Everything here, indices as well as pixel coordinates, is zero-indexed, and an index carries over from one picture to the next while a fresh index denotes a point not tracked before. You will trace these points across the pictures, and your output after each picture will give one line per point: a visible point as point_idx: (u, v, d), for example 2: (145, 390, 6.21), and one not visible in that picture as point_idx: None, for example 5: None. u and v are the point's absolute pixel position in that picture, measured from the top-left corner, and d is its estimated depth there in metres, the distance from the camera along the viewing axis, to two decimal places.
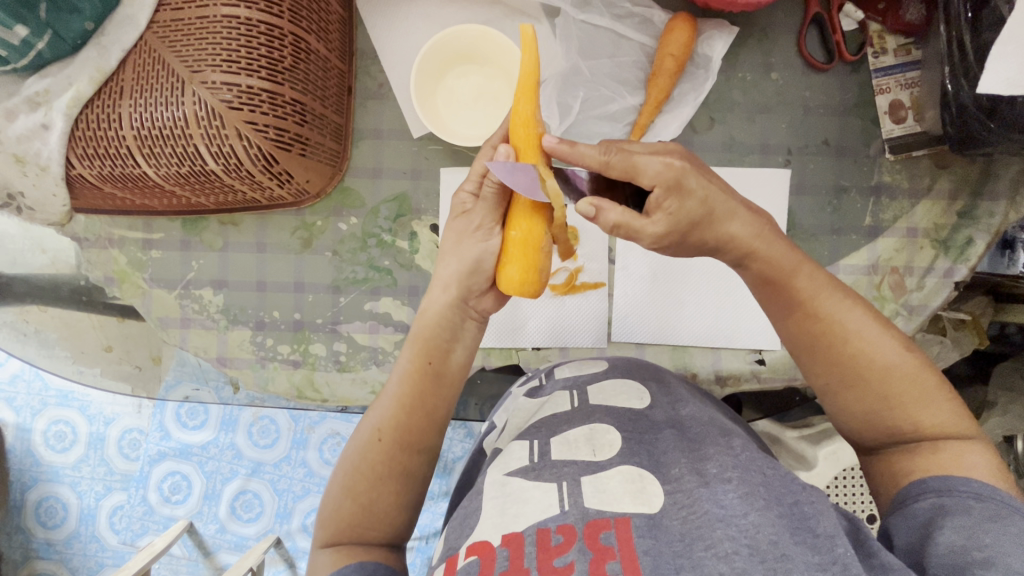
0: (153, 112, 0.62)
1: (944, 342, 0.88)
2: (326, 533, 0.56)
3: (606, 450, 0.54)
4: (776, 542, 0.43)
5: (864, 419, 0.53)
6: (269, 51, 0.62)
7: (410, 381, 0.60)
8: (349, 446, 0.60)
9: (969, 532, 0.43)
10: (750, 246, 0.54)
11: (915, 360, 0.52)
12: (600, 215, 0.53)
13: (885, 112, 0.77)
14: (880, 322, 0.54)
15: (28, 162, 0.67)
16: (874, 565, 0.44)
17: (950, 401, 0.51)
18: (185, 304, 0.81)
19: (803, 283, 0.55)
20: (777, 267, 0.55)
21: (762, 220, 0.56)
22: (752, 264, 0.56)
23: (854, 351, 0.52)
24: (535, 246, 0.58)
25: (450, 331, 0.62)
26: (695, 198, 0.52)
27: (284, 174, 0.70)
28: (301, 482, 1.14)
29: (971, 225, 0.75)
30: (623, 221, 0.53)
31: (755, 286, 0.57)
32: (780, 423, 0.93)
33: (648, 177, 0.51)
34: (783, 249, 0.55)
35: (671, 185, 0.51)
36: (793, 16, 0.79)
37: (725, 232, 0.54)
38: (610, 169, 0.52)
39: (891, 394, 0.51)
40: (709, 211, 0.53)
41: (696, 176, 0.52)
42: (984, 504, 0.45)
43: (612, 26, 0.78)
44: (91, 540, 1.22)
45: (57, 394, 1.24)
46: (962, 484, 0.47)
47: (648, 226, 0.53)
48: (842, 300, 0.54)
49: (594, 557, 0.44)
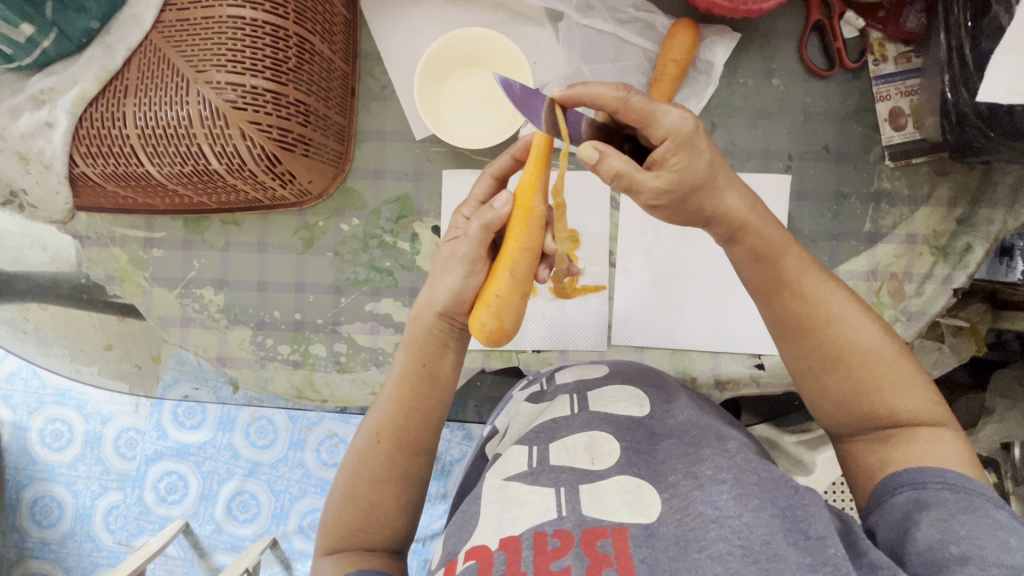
0: (157, 111, 0.62)
1: (942, 350, 0.91)
2: (328, 540, 0.56)
3: (605, 460, 0.54)
4: (769, 542, 0.43)
5: (838, 405, 0.53)
6: (274, 51, 0.62)
7: (406, 384, 0.60)
8: (349, 451, 0.60)
9: (946, 525, 0.44)
10: (746, 220, 0.52)
11: (894, 345, 0.52)
12: (603, 161, 0.47)
13: (885, 118, 0.78)
14: (862, 307, 0.54)
15: (32, 160, 0.67)
16: (862, 564, 0.44)
17: (926, 389, 0.52)
18: (185, 302, 0.81)
19: (791, 263, 0.53)
20: (768, 243, 0.52)
21: (755, 196, 0.54)
22: (742, 239, 0.53)
23: (835, 335, 0.52)
24: (485, 303, 0.57)
25: (442, 340, 0.60)
26: (703, 159, 0.48)
27: (287, 174, 0.70)
28: (297, 483, 1.13)
29: (970, 232, 0.75)
30: (626, 170, 0.47)
31: (742, 265, 0.54)
32: (778, 427, 0.94)
33: (663, 127, 0.48)
34: (772, 227, 0.53)
35: (682, 140, 0.47)
36: (794, 22, 0.80)
37: (722, 203, 0.51)
38: (628, 108, 0.48)
39: (871, 378, 0.51)
40: (713, 177, 0.49)
41: (707, 138, 0.49)
42: (957, 494, 0.45)
43: (615, 31, 0.79)
44: (86, 540, 1.22)
45: (54, 393, 1.24)
46: (936, 476, 0.47)
47: (650, 180, 0.48)
48: (827, 282, 0.53)
49: (592, 563, 0.45)
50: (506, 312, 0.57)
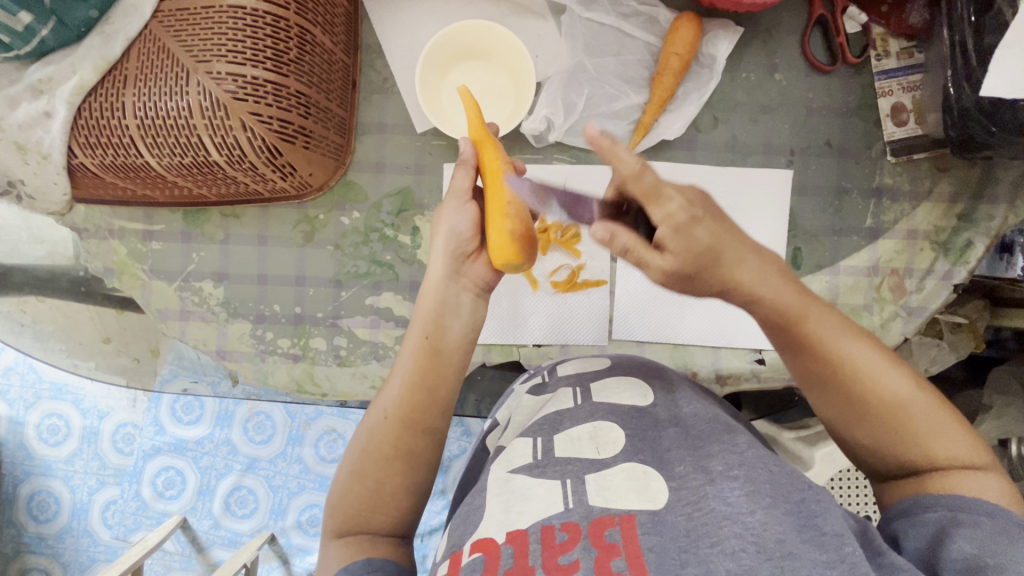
0: (156, 101, 0.62)
1: (942, 345, 0.89)
2: (335, 522, 0.56)
3: (611, 447, 0.55)
4: (783, 541, 0.43)
5: (872, 452, 0.53)
6: (275, 42, 0.62)
7: (414, 360, 0.61)
8: (358, 431, 0.60)
9: (980, 544, 0.44)
10: (756, 292, 0.54)
11: (926, 397, 0.52)
12: (613, 239, 0.52)
13: (887, 114, 0.78)
14: (890, 357, 0.53)
15: (30, 149, 0.66)
16: (883, 564, 0.45)
17: (967, 433, 0.51)
18: (184, 295, 0.81)
19: (814, 326, 0.54)
20: (782, 312, 0.54)
21: (772, 263, 0.55)
22: (755, 306, 0.55)
23: (863, 389, 0.52)
24: (496, 216, 0.60)
25: (443, 306, 0.62)
26: (700, 243, 0.52)
27: (287, 166, 0.69)
28: (296, 478, 1.13)
29: (971, 228, 0.75)
30: (634, 247, 0.52)
31: (766, 329, 0.56)
32: (778, 423, 0.94)
33: (661, 211, 0.51)
34: (789, 293, 0.54)
35: (680, 225, 0.51)
36: (797, 17, 0.80)
37: (732, 275, 0.53)
38: (638, 182, 0.50)
39: (903, 429, 0.51)
40: (717, 256, 0.52)
41: (706, 224, 0.52)
42: (994, 520, 0.46)
43: (617, 24, 0.78)
44: (84, 535, 1.21)
45: (51, 387, 1.23)
46: (974, 501, 0.48)
47: (655, 260, 0.53)
48: (851, 338, 0.54)
49: (600, 555, 0.44)
50: (517, 205, 0.60)
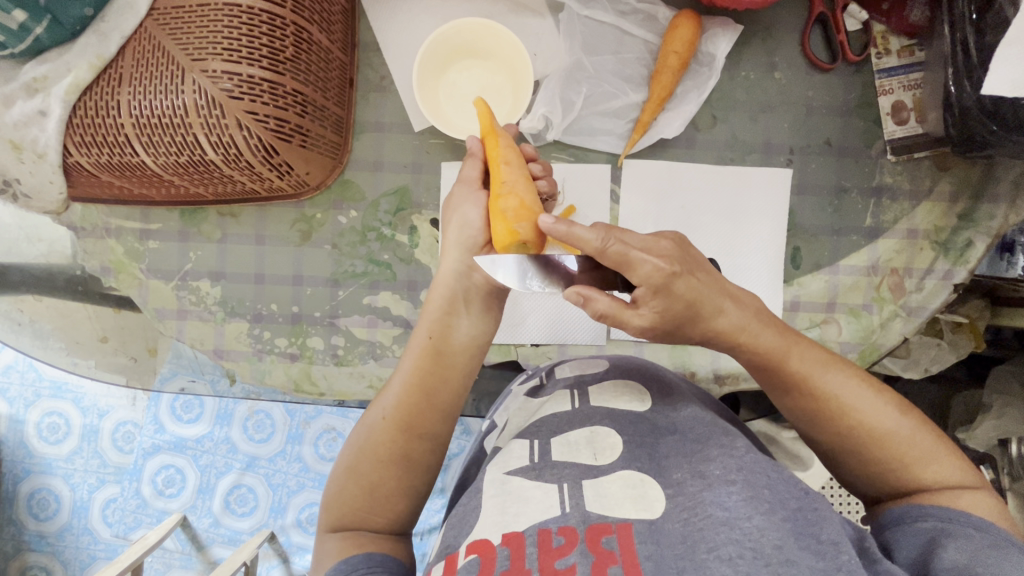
0: (152, 100, 0.62)
1: (942, 345, 0.89)
2: (331, 517, 0.56)
3: (607, 454, 0.54)
4: (781, 547, 0.43)
5: (865, 480, 0.54)
6: (270, 40, 0.61)
7: (417, 361, 0.61)
8: (359, 428, 0.60)
9: (972, 553, 0.44)
10: (739, 337, 0.54)
11: (913, 422, 0.52)
12: (588, 304, 0.51)
13: (887, 112, 0.77)
14: (876, 387, 0.54)
15: (26, 149, 0.66)
16: (878, 569, 0.45)
17: (954, 456, 0.51)
18: (182, 295, 0.81)
19: (797, 363, 0.54)
20: (764, 354, 0.54)
21: (750, 308, 0.55)
22: (738, 349, 0.55)
23: (853, 424, 0.52)
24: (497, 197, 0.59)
25: (450, 303, 0.62)
26: (681, 300, 0.51)
27: (284, 165, 0.69)
28: (295, 477, 1.13)
29: (971, 228, 0.75)
30: (611, 311, 0.51)
31: (751, 368, 0.56)
32: (777, 423, 0.93)
33: (639, 275, 0.49)
34: (770, 335, 0.54)
35: (658, 286, 0.50)
36: (797, 14, 0.79)
37: (713, 326, 0.53)
38: (603, 257, 0.49)
39: (893, 457, 0.51)
40: (697, 310, 0.52)
41: (686, 278, 0.50)
42: (984, 533, 0.46)
43: (616, 22, 0.78)
44: (84, 532, 1.21)
45: (50, 385, 1.23)
46: (963, 515, 0.47)
47: (635, 319, 0.52)
48: (836, 372, 0.54)
49: (596, 561, 0.44)
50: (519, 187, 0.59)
